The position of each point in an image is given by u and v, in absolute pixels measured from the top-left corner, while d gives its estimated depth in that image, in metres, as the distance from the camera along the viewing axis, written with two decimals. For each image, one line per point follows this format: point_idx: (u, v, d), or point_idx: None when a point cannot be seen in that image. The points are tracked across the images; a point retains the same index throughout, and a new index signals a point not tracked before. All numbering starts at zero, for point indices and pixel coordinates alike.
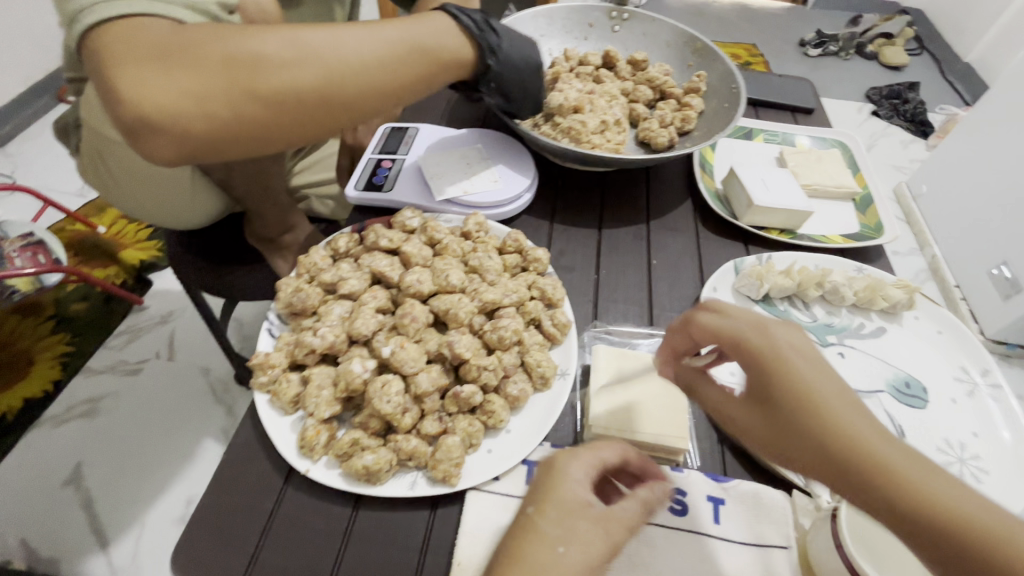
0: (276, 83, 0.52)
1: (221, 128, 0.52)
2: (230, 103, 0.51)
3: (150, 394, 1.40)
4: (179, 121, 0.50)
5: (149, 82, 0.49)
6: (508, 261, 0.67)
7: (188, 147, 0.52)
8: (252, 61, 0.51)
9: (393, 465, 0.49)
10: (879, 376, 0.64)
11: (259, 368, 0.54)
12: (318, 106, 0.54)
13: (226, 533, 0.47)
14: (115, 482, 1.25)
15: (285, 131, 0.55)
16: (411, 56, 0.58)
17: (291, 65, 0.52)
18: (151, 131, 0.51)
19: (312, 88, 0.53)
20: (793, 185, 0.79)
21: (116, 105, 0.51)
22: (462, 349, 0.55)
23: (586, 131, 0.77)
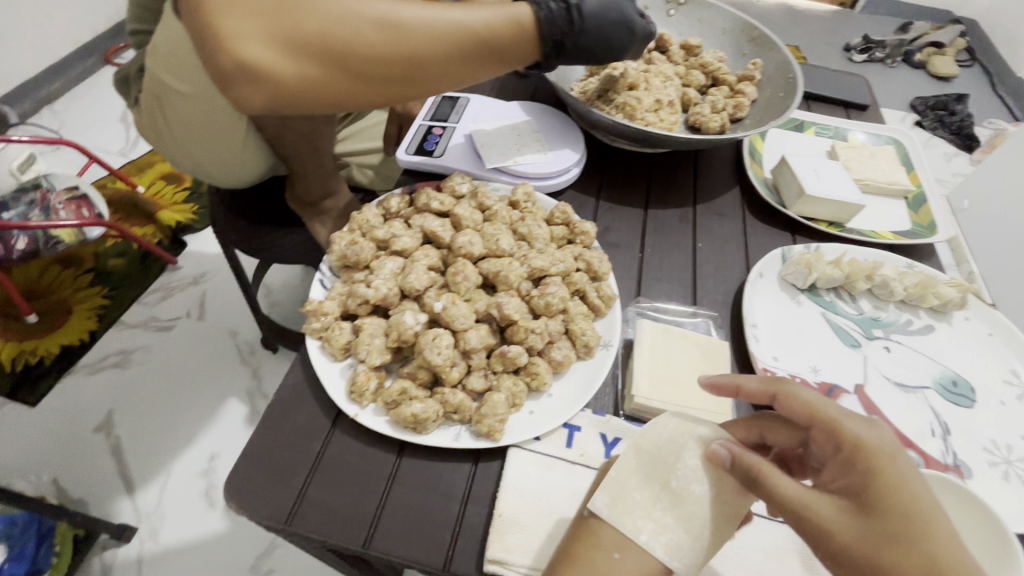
0: (367, 60, 0.54)
1: (310, 88, 0.55)
2: (321, 66, 0.54)
3: (181, 350, 1.44)
4: (274, 77, 0.54)
5: (251, 38, 0.52)
6: (556, 233, 0.67)
7: (275, 99, 0.56)
8: (348, 36, 0.53)
9: (439, 416, 0.51)
10: (925, 372, 0.63)
11: (312, 315, 0.55)
12: (395, 84, 0.57)
13: (275, 468, 0.49)
14: (145, 432, 1.29)
15: (360, 99, 0.58)
16: (489, 47, 0.59)
17: (379, 44, 0.54)
18: (247, 80, 0.54)
19: (396, 68, 0.56)
20: (846, 178, 0.78)
21: (217, 48, 0.54)
22: (511, 310, 0.55)
23: (640, 108, 0.76)
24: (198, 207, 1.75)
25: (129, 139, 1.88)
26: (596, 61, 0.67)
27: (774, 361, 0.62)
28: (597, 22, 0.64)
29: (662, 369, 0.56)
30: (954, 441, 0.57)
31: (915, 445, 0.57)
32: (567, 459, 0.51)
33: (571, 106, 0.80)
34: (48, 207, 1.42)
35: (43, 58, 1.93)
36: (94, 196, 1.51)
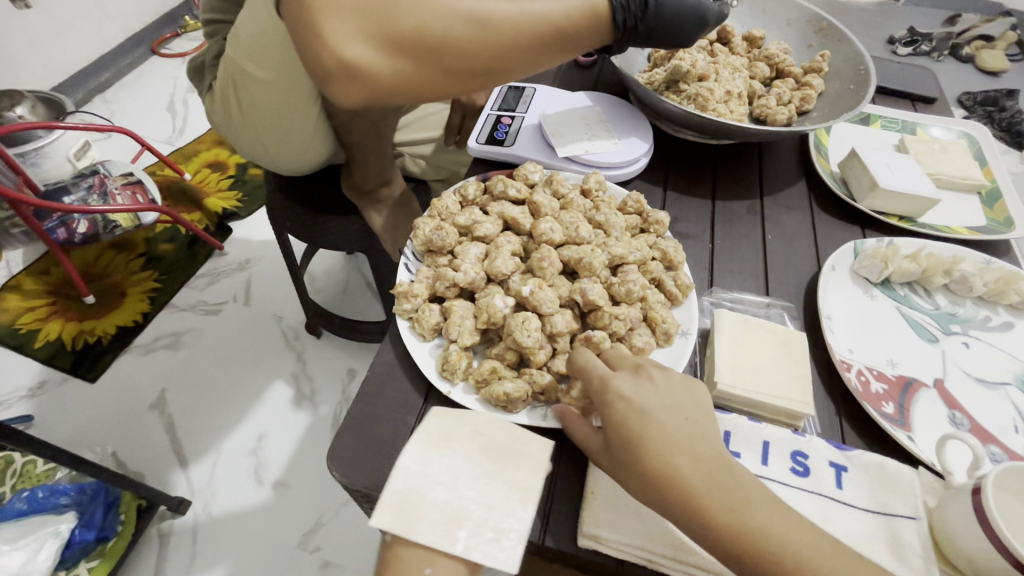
0: (456, 56, 0.55)
1: (404, 84, 0.57)
2: (415, 62, 0.55)
3: (228, 334, 1.49)
4: (373, 74, 0.55)
5: (351, 35, 0.53)
6: (630, 221, 0.68)
7: (369, 95, 0.58)
8: (440, 31, 0.54)
9: (529, 396, 0.52)
10: (1006, 368, 0.62)
11: (402, 296, 0.57)
12: (477, 76, 0.58)
13: (371, 442, 0.51)
14: (198, 410, 1.34)
15: (446, 91, 0.59)
16: (568, 38, 0.58)
17: (466, 39, 0.55)
18: (346, 77, 0.56)
19: (483, 62, 0.57)
20: (919, 172, 0.77)
21: (319, 47, 0.55)
22: (595, 296, 0.56)
23: (712, 98, 0.76)
24: (242, 195, 1.79)
25: (177, 128, 1.94)
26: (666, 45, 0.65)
27: (851, 353, 0.62)
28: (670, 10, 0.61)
29: (742, 358, 0.57)
30: None
31: (997, 440, 0.56)
32: None
33: (638, 96, 0.80)
34: (105, 192, 1.47)
35: (96, 49, 2.00)
36: (147, 182, 1.56)
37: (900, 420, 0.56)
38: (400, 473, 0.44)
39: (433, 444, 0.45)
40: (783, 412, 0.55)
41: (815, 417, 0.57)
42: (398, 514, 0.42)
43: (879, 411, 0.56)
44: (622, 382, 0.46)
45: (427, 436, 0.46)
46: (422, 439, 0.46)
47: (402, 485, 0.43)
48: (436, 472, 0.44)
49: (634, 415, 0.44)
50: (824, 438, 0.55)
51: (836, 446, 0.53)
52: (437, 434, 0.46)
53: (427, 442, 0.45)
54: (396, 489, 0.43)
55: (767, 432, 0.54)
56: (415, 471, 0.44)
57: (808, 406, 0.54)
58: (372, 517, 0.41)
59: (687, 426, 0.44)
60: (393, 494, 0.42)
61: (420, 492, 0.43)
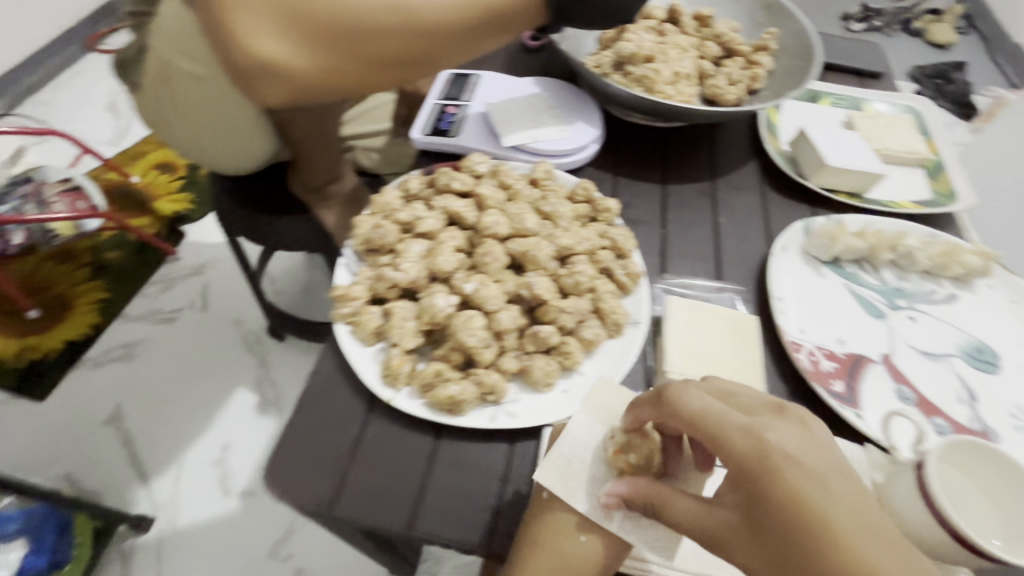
0: (380, 46, 0.52)
1: (330, 79, 0.54)
2: (337, 55, 0.52)
3: (186, 342, 1.43)
4: (294, 72, 0.52)
5: (264, 31, 0.50)
6: (579, 211, 0.66)
7: (286, 90, 0.55)
8: (358, 21, 0.50)
9: (476, 397, 0.50)
10: (951, 341, 0.63)
11: (340, 300, 0.55)
12: (398, 66, 0.54)
13: (311, 456, 0.48)
14: (157, 424, 1.29)
15: (368, 84, 0.55)
16: (500, 19, 0.54)
17: (379, 29, 0.51)
18: (267, 78, 0.53)
19: (410, 50, 0.53)
20: (865, 148, 0.77)
21: (234, 46, 0.52)
22: (542, 290, 0.55)
23: (659, 80, 0.74)
24: (197, 196, 1.70)
25: (119, 129, 1.83)
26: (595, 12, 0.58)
27: (801, 333, 0.61)
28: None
29: (692, 345, 0.57)
30: (981, 407, 0.58)
31: (942, 412, 0.57)
32: None
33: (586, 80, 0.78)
34: (41, 200, 1.38)
35: (24, 46, 1.87)
36: (88, 187, 1.47)
37: (849, 398, 0.57)
38: (568, 436, 0.49)
39: (601, 419, 0.50)
40: None
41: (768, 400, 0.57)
42: (559, 475, 0.46)
43: (828, 391, 0.57)
44: (763, 428, 0.38)
45: (595, 410, 0.51)
46: (592, 413, 0.50)
47: (568, 448, 0.48)
48: (597, 445, 0.49)
49: (786, 470, 0.36)
50: None
51: None
52: (604, 410, 0.51)
53: (595, 417, 0.50)
54: (562, 452, 0.48)
55: None
56: (580, 438, 0.49)
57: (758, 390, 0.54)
58: (539, 471, 0.46)
59: (834, 474, 0.36)
60: (559, 454, 0.47)
61: (584, 459, 0.48)
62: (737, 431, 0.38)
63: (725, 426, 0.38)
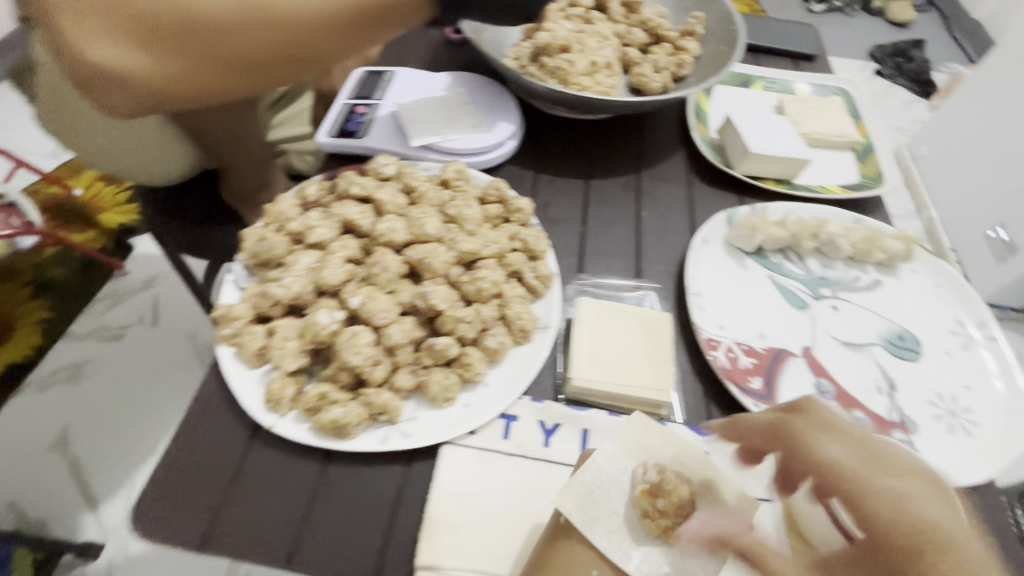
0: (236, 49, 0.47)
1: (189, 86, 0.49)
2: (189, 59, 0.47)
3: (135, 359, 1.37)
4: (145, 80, 0.48)
5: (106, 39, 0.46)
6: (490, 211, 0.63)
7: (141, 101, 0.50)
8: (205, 23, 0.46)
9: (364, 419, 0.47)
10: (873, 329, 0.62)
11: (222, 321, 0.51)
12: (257, 70, 0.49)
13: (187, 490, 0.45)
14: (106, 447, 1.22)
15: (229, 90, 0.51)
16: (371, 13, 0.49)
17: (226, 27, 0.46)
18: (118, 88, 0.49)
19: (273, 52, 0.48)
20: (792, 133, 0.75)
21: (73, 55, 0.48)
22: (437, 300, 0.52)
23: (573, 72, 0.72)
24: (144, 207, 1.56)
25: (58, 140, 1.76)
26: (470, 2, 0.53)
27: (720, 329, 0.59)
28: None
29: (601, 349, 0.54)
30: (900, 397, 0.56)
31: (862, 405, 0.56)
32: (503, 451, 0.49)
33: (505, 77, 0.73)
34: None
35: None
36: (21, 202, 1.33)
37: (766, 395, 0.54)
38: (592, 465, 0.44)
39: (632, 452, 0.44)
40: (644, 402, 0.52)
41: (681, 403, 0.54)
42: (579, 503, 0.42)
43: (744, 389, 0.54)
44: (901, 484, 0.38)
45: (628, 441, 0.45)
46: (623, 445, 0.45)
47: (591, 478, 0.43)
48: (626, 480, 0.43)
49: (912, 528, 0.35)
50: (688, 424, 0.52)
51: (697, 431, 0.51)
52: (640, 441, 0.45)
53: (626, 448, 0.45)
54: (585, 480, 0.43)
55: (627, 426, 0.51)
56: (607, 470, 0.43)
57: (667, 392, 0.52)
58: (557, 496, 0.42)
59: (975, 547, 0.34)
60: (581, 483, 0.42)
61: (607, 491, 0.43)
62: (900, 496, 0.36)
63: (874, 488, 0.38)
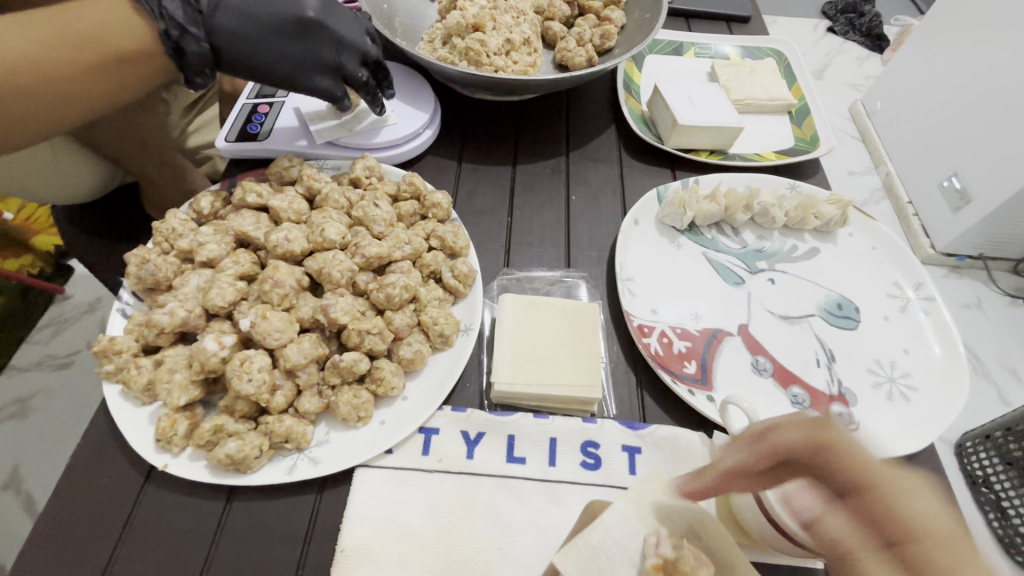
0: None
1: None
2: None
3: (90, 385, 1.19)
4: None
5: None
6: (403, 210, 0.59)
7: None
8: None
9: (264, 450, 0.44)
10: (810, 300, 0.60)
11: (103, 356, 0.46)
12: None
13: (74, 548, 0.41)
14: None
15: None
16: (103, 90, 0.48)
17: None
18: None
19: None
20: (723, 100, 0.71)
21: None
22: (339, 313, 0.48)
23: (486, 52, 0.67)
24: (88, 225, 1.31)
25: None
26: (283, 82, 0.57)
27: (653, 314, 0.56)
28: (266, 18, 0.54)
29: (525, 348, 0.51)
30: (838, 368, 0.55)
31: (800, 380, 0.54)
32: (423, 469, 0.45)
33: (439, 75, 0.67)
34: None
35: None
36: None
37: (701, 380, 0.52)
38: (600, 526, 0.39)
39: (644, 518, 0.40)
40: (571, 401, 0.49)
41: (613, 395, 0.52)
42: (582, 568, 0.38)
43: (677, 376, 0.52)
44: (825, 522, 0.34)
45: (638, 503, 0.41)
46: (633, 508, 0.40)
47: (598, 541, 0.39)
48: (634, 548, 0.39)
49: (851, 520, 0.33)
50: (620, 419, 0.50)
51: (628, 426, 0.48)
52: (652, 503, 0.41)
53: (638, 512, 0.40)
54: (591, 542, 0.38)
55: (555, 428, 0.48)
56: (616, 534, 0.39)
57: (595, 388, 0.49)
58: (556, 558, 0.37)
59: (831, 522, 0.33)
60: (587, 546, 0.38)
61: (613, 557, 0.39)
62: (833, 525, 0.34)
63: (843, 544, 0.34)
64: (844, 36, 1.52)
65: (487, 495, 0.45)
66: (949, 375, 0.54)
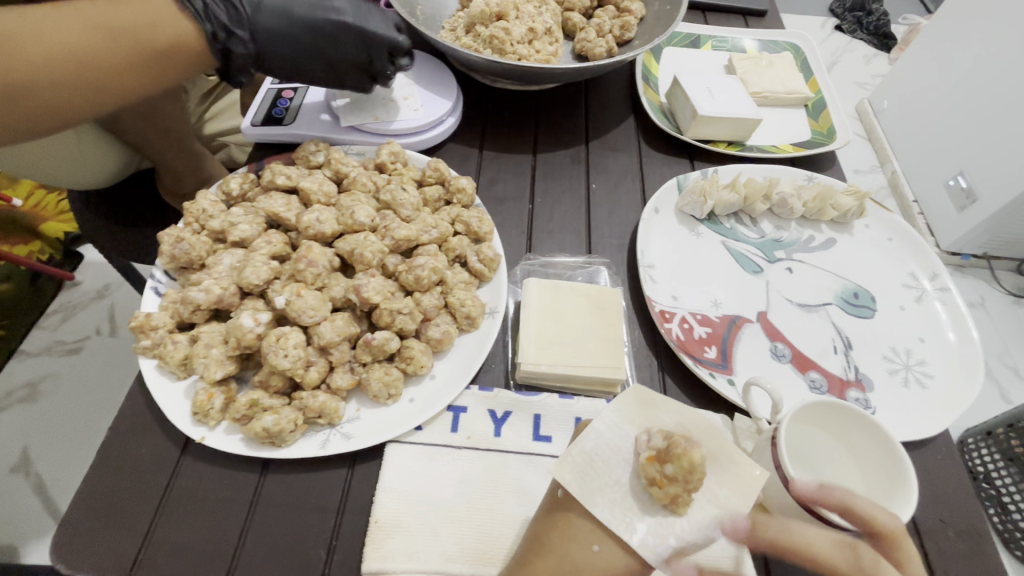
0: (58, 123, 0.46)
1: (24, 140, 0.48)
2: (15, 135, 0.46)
3: (100, 369, 1.19)
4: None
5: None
6: (428, 195, 0.59)
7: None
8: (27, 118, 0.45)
9: (299, 424, 0.45)
10: (827, 289, 0.61)
11: (139, 332, 0.47)
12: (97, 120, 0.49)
13: (115, 514, 0.42)
14: (76, 466, 1.05)
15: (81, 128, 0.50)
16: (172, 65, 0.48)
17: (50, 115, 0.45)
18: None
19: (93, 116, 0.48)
20: (741, 91, 0.72)
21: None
22: (371, 293, 0.49)
23: (510, 40, 0.68)
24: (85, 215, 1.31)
25: None
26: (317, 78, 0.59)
27: (674, 301, 0.57)
28: (303, 17, 0.54)
29: (550, 329, 0.52)
30: (855, 355, 0.56)
31: (817, 365, 0.55)
32: (452, 445, 0.47)
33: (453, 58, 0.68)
34: None
35: None
36: None
37: (722, 364, 0.53)
38: (592, 433, 0.38)
39: (633, 419, 0.39)
40: (596, 382, 0.51)
41: (636, 379, 0.53)
42: (577, 475, 0.37)
43: (698, 360, 0.53)
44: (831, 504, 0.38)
45: (625, 410, 0.39)
46: (622, 413, 0.39)
47: (591, 447, 0.38)
48: (628, 449, 0.38)
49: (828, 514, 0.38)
50: None
51: None
52: (640, 408, 0.40)
53: (626, 415, 0.39)
54: (584, 449, 0.38)
55: (579, 407, 0.49)
56: (608, 438, 0.38)
57: (620, 370, 0.50)
58: (555, 470, 0.37)
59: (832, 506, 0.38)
60: (582, 453, 0.38)
61: (608, 460, 0.38)
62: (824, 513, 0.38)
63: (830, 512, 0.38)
64: (851, 34, 1.52)
65: (515, 470, 0.46)
66: (964, 363, 0.56)
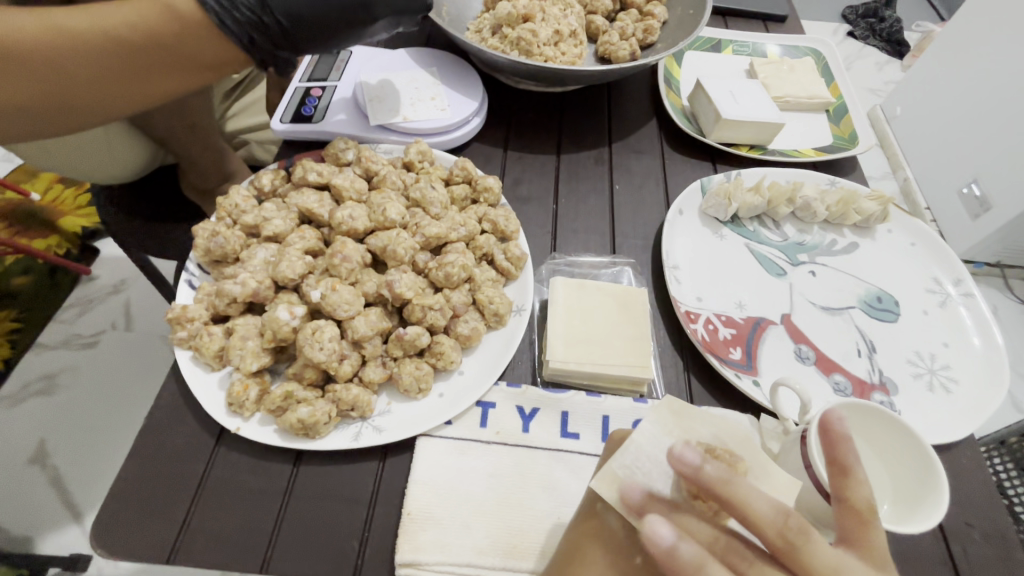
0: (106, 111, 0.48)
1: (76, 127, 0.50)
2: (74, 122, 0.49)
3: (116, 363, 1.20)
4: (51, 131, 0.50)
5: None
6: (456, 193, 0.60)
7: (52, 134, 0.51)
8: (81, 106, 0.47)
9: (332, 417, 0.45)
10: (851, 292, 0.61)
11: (175, 323, 0.48)
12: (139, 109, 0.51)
13: (151, 503, 0.43)
14: (93, 458, 1.06)
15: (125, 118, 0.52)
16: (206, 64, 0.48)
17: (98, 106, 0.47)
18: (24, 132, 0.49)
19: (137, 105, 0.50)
20: (764, 96, 0.72)
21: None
22: (403, 288, 0.50)
23: (537, 42, 0.69)
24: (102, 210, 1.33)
25: None
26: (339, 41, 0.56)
27: (699, 302, 0.58)
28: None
29: (577, 328, 0.52)
30: (879, 358, 0.56)
31: (841, 368, 0.55)
32: (481, 441, 0.47)
33: (480, 59, 0.69)
34: None
35: None
36: None
37: (747, 365, 0.53)
38: (632, 446, 0.38)
39: (672, 431, 0.39)
40: (622, 380, 0.51)
41: (661, 379, 0.53)
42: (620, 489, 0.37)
43: (724, 361, 0.53)
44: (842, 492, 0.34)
45: (662, 421, 0.39)
46: (661, 424, 0.39)
47: (631, 460, 0.38)
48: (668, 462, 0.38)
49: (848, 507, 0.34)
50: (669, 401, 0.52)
51: None
52: (677, 420, 0.40)
53: (664, 427, 0.39)
54: (624, 462, 0.38)
55: (606, 406, 0.50)
56: (648, 450, 0.38)
57: (647, 369, 0.50)
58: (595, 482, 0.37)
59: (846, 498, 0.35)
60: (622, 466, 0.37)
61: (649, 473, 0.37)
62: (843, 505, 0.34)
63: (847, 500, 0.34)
64: (866, 40, 1.52)
65: (543, 467, 0.46)
66: (987, 369, 0.56)
